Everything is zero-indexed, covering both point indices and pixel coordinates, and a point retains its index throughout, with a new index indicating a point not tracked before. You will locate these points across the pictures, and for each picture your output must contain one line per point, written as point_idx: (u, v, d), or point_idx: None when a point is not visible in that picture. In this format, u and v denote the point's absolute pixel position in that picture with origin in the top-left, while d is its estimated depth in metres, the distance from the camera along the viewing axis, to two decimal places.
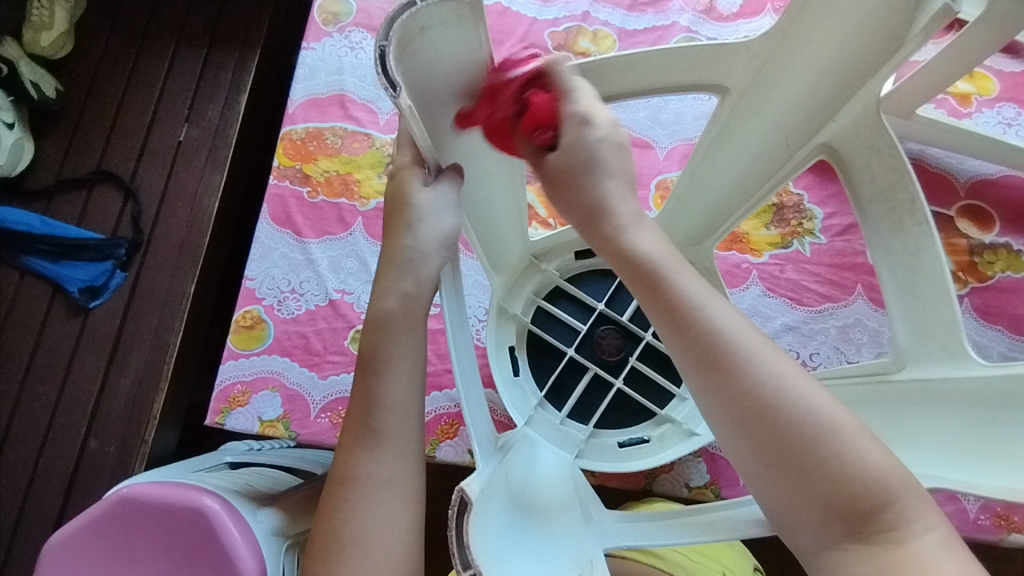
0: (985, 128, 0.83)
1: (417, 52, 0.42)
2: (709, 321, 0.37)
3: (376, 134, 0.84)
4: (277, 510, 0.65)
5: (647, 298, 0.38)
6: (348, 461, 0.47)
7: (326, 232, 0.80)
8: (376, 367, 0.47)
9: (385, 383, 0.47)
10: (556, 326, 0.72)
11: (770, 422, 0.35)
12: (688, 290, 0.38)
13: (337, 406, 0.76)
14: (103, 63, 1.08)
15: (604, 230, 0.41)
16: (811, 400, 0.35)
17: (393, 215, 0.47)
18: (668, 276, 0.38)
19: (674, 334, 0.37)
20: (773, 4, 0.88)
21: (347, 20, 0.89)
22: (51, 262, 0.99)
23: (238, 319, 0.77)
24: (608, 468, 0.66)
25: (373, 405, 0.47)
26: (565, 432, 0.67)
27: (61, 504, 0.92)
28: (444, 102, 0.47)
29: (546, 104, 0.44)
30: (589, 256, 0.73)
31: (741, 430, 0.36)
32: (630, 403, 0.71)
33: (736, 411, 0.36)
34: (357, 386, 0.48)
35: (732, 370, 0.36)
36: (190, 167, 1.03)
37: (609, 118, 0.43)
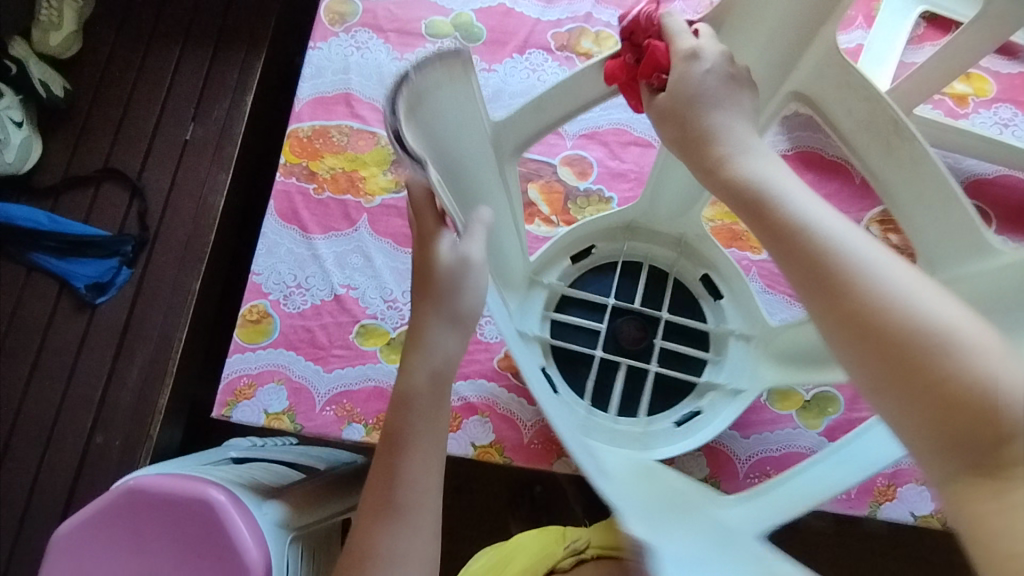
0: (982, 128, 0.85)
1: (421, 120, 0.44)
2: (809, 224, 0.35)
3: (382, 132, 0.85)
4: (282, 502, 0.66)
5: (747, 216, 0.38)
6: (365, 537, 0.48)
7: (332, 229, 0.81)
8: (401, 447, 0.48)
9: (406, 463, 0.48)
10: (573, 331, 0.73)
11: (870, 327, 0.31)
12: (789, 197, 0.37)
13: (342, 399, 0.76)
14: (111, 62, 1.09)
15: (707, 164, 0.42)
16: (933, 302, 0.30)
17: (427, 283, 0.48)
18: (770, 186, 0.38)
19: (774, 244, 0.36)
20: None
21: (353, 20, 0.89)
22: (58, 258, 1.00)
23: (244, 314, 0.78)
24: (669, 453, 0.67)
25: (393, 484, 0.47)
26: (622, 430, 0.68)
27: (67, 497, 0.93)
28: (453, 153, 0.48)
29: (660, 49, 0.47)
30: (585, 257, 0.74)
31: (849, 336, 0.32)
32: (666, 383, 0.73)
33: (844, 316, 0.32)
34: (377, 464, 0.49)
35: (837, 271, 0.32)
36: (197, 164, 1.04)
37: (716, 52, 0.46)
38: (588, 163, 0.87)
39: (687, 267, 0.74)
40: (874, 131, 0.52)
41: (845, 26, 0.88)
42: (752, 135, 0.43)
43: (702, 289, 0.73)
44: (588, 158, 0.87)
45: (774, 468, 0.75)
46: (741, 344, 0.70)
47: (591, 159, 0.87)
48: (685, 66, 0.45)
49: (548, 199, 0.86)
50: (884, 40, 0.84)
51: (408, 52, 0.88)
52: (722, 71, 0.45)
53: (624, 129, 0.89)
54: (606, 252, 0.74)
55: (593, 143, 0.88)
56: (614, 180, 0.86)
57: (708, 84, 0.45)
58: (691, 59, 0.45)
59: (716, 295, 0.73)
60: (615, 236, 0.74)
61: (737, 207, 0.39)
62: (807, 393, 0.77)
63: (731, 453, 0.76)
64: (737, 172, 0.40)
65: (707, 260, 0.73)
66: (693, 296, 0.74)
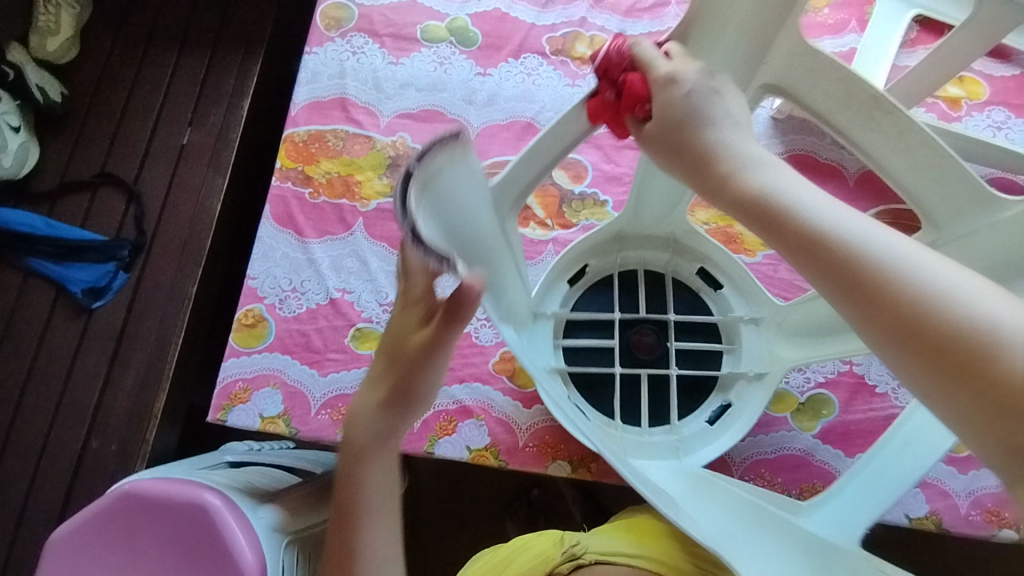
0: (975, 131, 0.85)
1: (429, 206, 0.44)
2: (835, 232, 0.35)
3: (377, 137, 0.85)
4: (277, 506, 0.66)
5: (767, 231, 0.38)
6: None
7: (327, 233, 0.81)
8: (358, 517, 0.52)
9: (363, 534, 0.52)
10: (587, 354, 0.73)
11: (918, 330, 0.31)
12: (809, 207, 0.37)
13: (338, 403, 0.76)
14: (108, 66, 1.09)
15: (714, 180, 0.42)
16: (977, 297, 0.31)
17: (402, 360, 0.48)
18: (783, 196, 0.38)
19: (805, 258, 0.36)
20: None
21: (349, 25, 0.90)
22: (55, 263, 1.00)
23: (240, 318, 0.78)
24: (709, 457, 0.68)
25: (355, 557, 0.51)
26: (656, 442, 0.68)
27: (63, 501, 0.93)
28: (467, 222, 0.49)
29: (638, 81, 0.47)
30: (581, 277, 0.75)
31: (904, 343, 0.32)
32: (687, 384, 0.73)
33: (897, 322, 0.32)
34: (336, 535, 0.52)
35: (879, 279, 0.33)
36: (194, 168, 1.04)
37: (693, 70, 0.46)
38: (583, 167, 0.87)
39: (683, 264, 0.74)
40: (865, 137, 0.52)
41: (838, 29, 0.88)
42: (755, 145, 0.43)
43: (701, 283, 0.74)
44: (583, 161, 0.88)
45: (769, 471, 0.75)
46: (754, 329, 0.71)
47: (586, 162, 0.87)
48: (666, 91, 0.45)
49: (543, 202, 0.86)
50: (876, 44, 0.85)
51: (404, 56, 0.89)
52: (704, 87, 0.45)
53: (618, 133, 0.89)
54: (600, 267, 0.74)
55: (588, 147, 0.88)
56: (609, 183, 0.87)
57: (697, 104, 0.45)
58: (671, 84, 0.45)
59: (715, 287, 0.74)
60: (607, 249, 0.74)
61: (752, 222, 0.39)
62: (801, 395, 0.77)
63: (728, 456, 0.76)
64: (748, 185, 0.40)
65: (700, 254, 0.74)
66: (694, 291, 0.74)
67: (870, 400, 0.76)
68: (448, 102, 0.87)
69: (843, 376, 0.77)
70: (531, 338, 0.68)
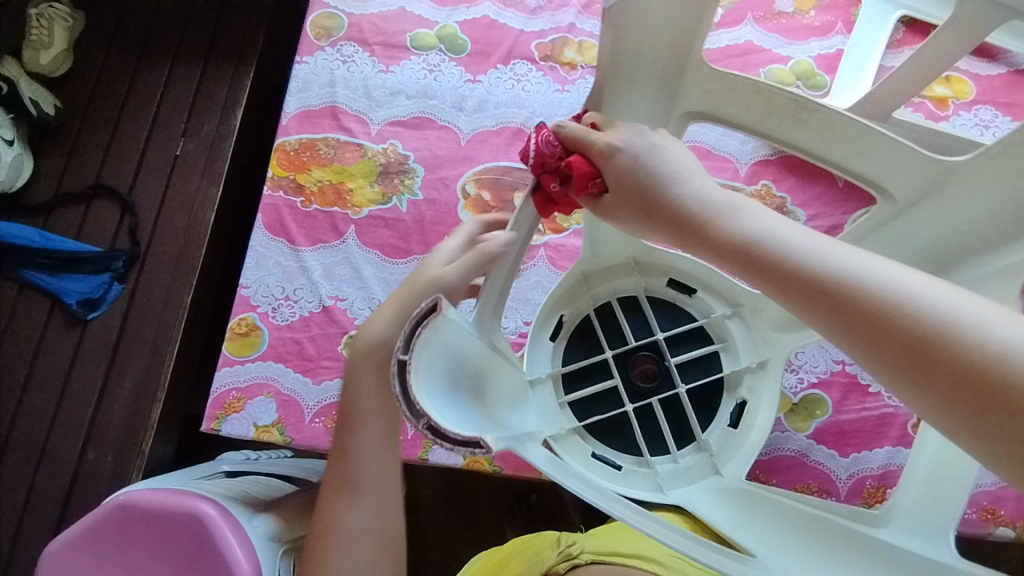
0: (962, 130, 0.85)
1: (435, 379, 0.41)
2: (834, 268, 0.36)
3: (368, 144, 0.86)
4: (273, 516, 0.66)
5: (756, 274, 0.39)
6: (328, 513, 0.59)
7: (319, 241, 0.82)
8: (351, 421, 0.60)
9: (358, 436, 0.59)
10: (595, 403, 0.71)
11: (937, 354, 0.32)
12: (794, 247, 0.38)
13: (331, 410, 0.76)
14: (101, 79, 1.10)
15: (694, 229, 0.43)
16: (987, 316, 0.32)
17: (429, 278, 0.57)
18: (772, 240, 0.39)
19: (801, 297, 0.37)
20: (755, 14, 0.90)
21: (338, 35, 0.90)
22: (49, 275, 1.00)
23: (232, 327, 0.78)
24: (744, 462, 0.68)
25: (349, 460, 0.59)
26: (686, 465, 0.68)
27: (60, 514, 0.93)
28: (469, 346, 0.47)
29: (582, 162, 0.49)
30: (559, 331, 0.74)
31: (916, 374, 0.32)
32: (700, 394, 0.72)
33: (905, 353, 0.33)
34: (336, 442, 0.61)
35: (886, 311, 0.33)
36: (187, 179, 1.05)
37: (635, 134, 0.48)
38: None
39: (652, 280, 0.74)
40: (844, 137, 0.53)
41: (825, 32, 0.89)
42: (724, 189, 0.45)
43: (675, 292, 0.74)
44: None
45: (764, 472, 0.76)
46: (739, 322, 0.72)
47: None
48: (603, 168, 0.49)
49: None
50: (862, 47, 0.86)
51: (394, 65, 0.89)
52: (648, 147, 0.47)
53: None
54: (575, 313, 0.74)
55: None
56: None
57: (656, 161, 0.46)
58: (615, 153, 0.48)
59: (689, 292, 0.74)
60: (574, 289, 0.74)
61: (740, 267, 0.40)
62: (795, 395, 0.77)
63: None
64: (730, 230, 0.41)
65: (665, 266, 0.74)
66: (672, 302, 0.74)
67: (863, 399, 0.76)
68: (438, 109, 0.87)
69: (836, 376, 0.77)
70: (540, 414, 0.68)
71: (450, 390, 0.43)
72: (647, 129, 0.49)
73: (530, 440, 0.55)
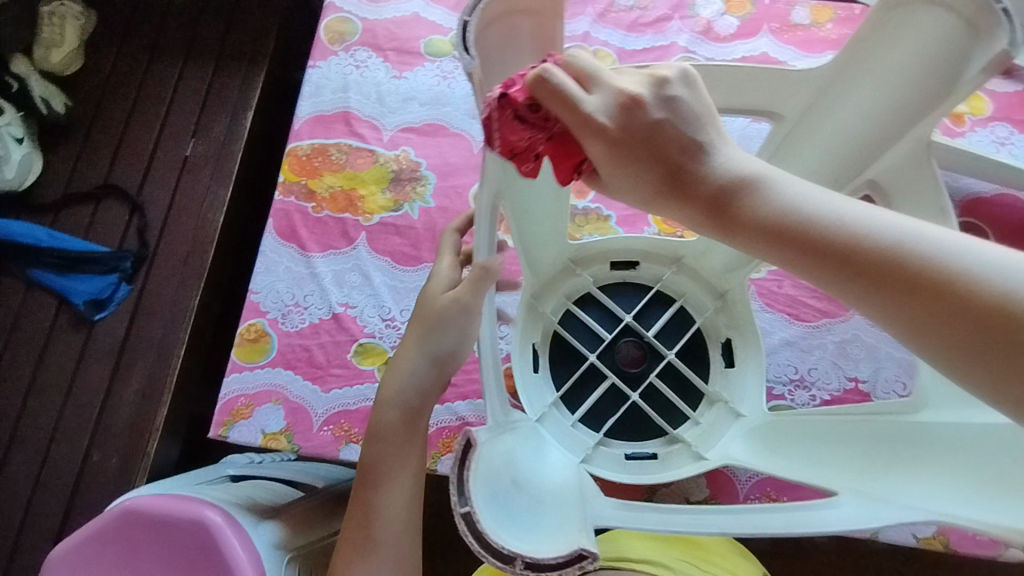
0: (978, 146, 0.85)
1: (496, 516, 0.40)
2: (877, 244, 0.34)
3: (380, 150, 0.85)
4: (278, 524, 0.66)
5: (820, 266, 0.35)
6: (348, 571, 0.54)
7: (330, 247, 0.81)
8: (374, 478, 0.55)
9: (383, 491, 0.55)
10: (605, 408, 0.73)
11: (991, 332, 0.31)
12: (864, 237, 0.34)
13: (340, 419, 0.75)
14: (111, 78, 1.10)
15: (729, 217, 0.39)
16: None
17: (428, 327, 0.54)
18: (807, 218, 0.36)
19: (877, 293, 0.34)
20: (771, 25, 0.89)
21: (352, 39, 0.90)
22: (57, 274, 1.00)
23: (242, 332, 0.78)
24: (756, 391, 0.69)
25: (369, 516, 0.54)
26: (707, 423, 0.69)
27: (63, 516, 0.92)
28: (496, 452, 0.46)
29: (558, 149, 0.45)
30: (539, 358, 0.74)
31: (989, 359, 0.31)
32: (688, 350, 0.74)
33: (990, 344, 0.31)
34: (357, 498, 0.55)
35: (935, 289, 0.32)
36: (196, 180, 1.04)
37: (646, 82, 0.41)
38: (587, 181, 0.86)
39: (596, 271, 0.76)
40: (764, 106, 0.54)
41: (841, 45, 0.88)
42: (757, 165, 0.39)
43: (621, 272, 0.76)
44: None
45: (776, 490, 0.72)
46: (690, 273, 0.75)
47: None
48: (586, 145, 0.42)
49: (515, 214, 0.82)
50: None
51: (407, 71, 0.89)
52: (669, 94, 0.41)
53: None
54: (545, 334, 0.74)
55: None
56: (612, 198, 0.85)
57: (676, 138, 0.40)
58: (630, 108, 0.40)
59: (633, 266, 0.76)
60: (531, 318, 0.74)
61: (798, 258, 0.36)
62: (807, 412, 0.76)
63: (731, 473, 0.73)
64: (768, 211, 0.37)
65: (600, 254, 0.76)
66: (623, 282, 0.76)
67: None
68: (451, 116, 0.87)
69: (849, 394, 0.76)
70: (561, 444, 0.67)
71: (510, 515, 0.42)
72: (647, 95, 0.41)
73: (559, 489, 0.51)
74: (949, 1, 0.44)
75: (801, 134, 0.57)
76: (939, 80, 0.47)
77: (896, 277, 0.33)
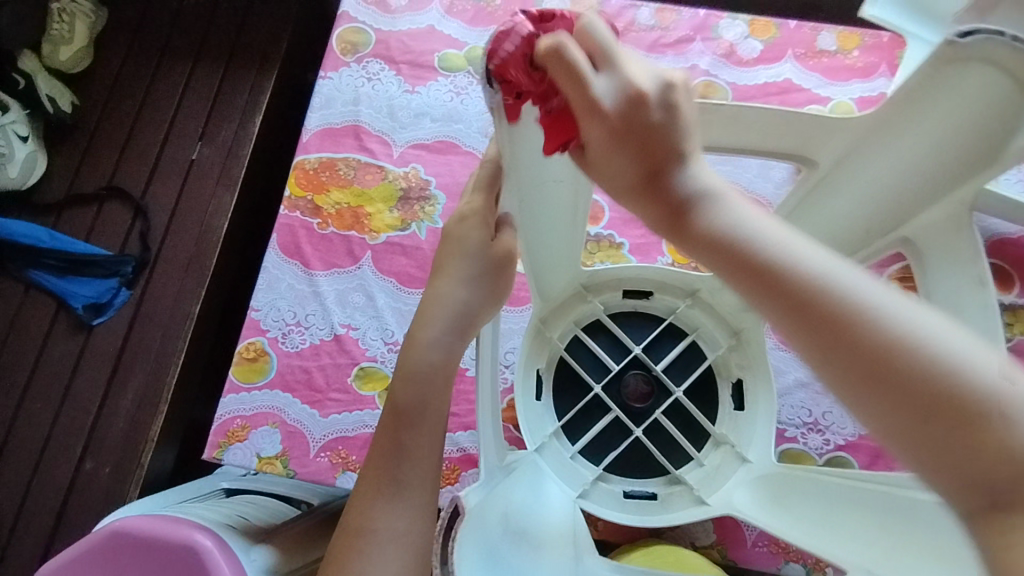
0: (1006, 185, 0.82)
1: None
2: (804, 268, 0.32)
3: (389, 167, 0.83)
4: (272, 546, 0.60)
5: (751, 279, 0.33)
6: (365, 512, 0.46)
7: (334, 265, 0.79)
8: (412, 420, 0.47)
9: (421, 432, 0.47)
10: (606, 441, 0.70)
11: (893, 373, 0.28)
12: (819, 263, 0.32)
13: (338, 445, 0.73)
14: (120, 78, 1.08)
15: (687, 224, 0.37)
16: (949, 340, 0.28)
17: (462, 266, 0.47)
18: (746, 234, 0.34)
19: (810, 326, 0.30)
20: (798, 51, 0.87)
21: (365, 50, 0.88)
22: (57, 277, 0.99)
23: (241, 351, 0.76)
24: (767, 439, 0.66)
25: (401, 455, 0.47)
26: (710, 467, 0.67)
27: (53, 525, 0.90)
28: (483, 509, 0.47)
29: (552, 121, 0.41)
30: (541, 384, 0.72)
31: (886, 397, 0.28)
32: (696, 386, 0.72)
33: (888, 384, 0.28)
34: (388, 435, 0.48)
35: (849, 319, 0.30)
36: (201, 185, 1.03)
37: (647, 77, 0.39)
38: (601, 207, 0.83)
39: (608, 298, 0.73)
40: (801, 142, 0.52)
41: (868, 73, 0.85)
42: (730, 186, 0.38)
43: (634, 301, 0.73)
44: (600, 202, 0.84)
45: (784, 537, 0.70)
46: (705, 306, 0.72)
47: (604, 203, 0.84)
48: (584, 126, 0.39)
49: None
50: None
51: (420, 85, 0.86)
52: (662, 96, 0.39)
53: None
54: (549, 359, 0.72)
55: None
56: (626, 226, 0.82)
57: (663, 137, 0.38)
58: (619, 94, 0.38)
59: (646, 295, 0.73)
60: (539, 341, 0.71)
61: (733, 268, 0.34)
62: (820, 457, 0.74)
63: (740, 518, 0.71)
64: (713, 222, 0.36)
65: (614, 280, 0.73)
66: (634, 311, 0.73)
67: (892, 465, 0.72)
68: (463, 134, 0.85)
69: (863, 440, 0.74)
70: (558, 477, 0.66)
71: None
72: (654, 91, 0.39)
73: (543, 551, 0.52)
74: (1003, 60, 0.44)
75: (835, 181, 0.56)
76: (989, 135, 0.47)
77: (824, 306, 0.30)
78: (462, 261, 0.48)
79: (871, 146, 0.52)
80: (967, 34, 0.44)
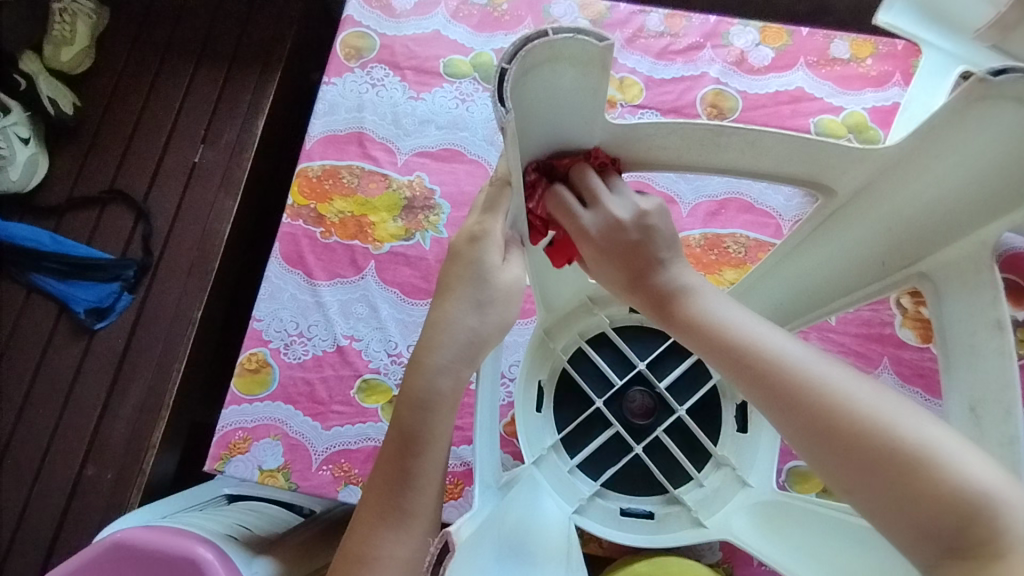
0: None
1: None
2: (764, 348, 0.39)
3: (393, 175, 0.82)
4: (273, 559, 0.59)
5: (722, 357, 0.41)
6: (362, 538, 0.46)
7: (337, 275, 0.78)
8: (414, 447, 0.45)
9: (422, 460, 0.46)
10: (605, 456, 0.70)
11: (836, 435, 0.34)
12: (778, 347, 0.38)
13: (340, 458, 0.73)
14: (122, 80, 1.07)
15: (671, 312, 0.45)
16: (882, 406, 0.34)
17: (467, 287, 0.46)
18: (717, 321, 0.42)
19: (769, 397, 0.37)
20: (810, 58, 0.85)
21: (370, 56, 0.86)
22: (58, 281, 0.98)
23: (243, 361, 0.75)
24: (768, 464, 0.66)
25: (406, 483, 0.46)
26: (710, 489, 0.66)
27: (55, 531, 0.90)
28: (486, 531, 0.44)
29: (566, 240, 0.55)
30: (542, 397, 0.71)
31: (832, 454, 0.34)
32: (701, 404, 0.71)
33: (831, 444, 0.35)
34: (388, 459, 0.47)
35: (799, 390, 0.36)
36: (203, 189, 1.02)
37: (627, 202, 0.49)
38: None
39: (614, 312, 0.72)
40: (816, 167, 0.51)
41: (881, 82, 0.84)
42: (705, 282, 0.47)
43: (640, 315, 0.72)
44: None
45: None
46: None
47: None
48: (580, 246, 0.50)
49: None
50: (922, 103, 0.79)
51: (425, 91, 0.85)
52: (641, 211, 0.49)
53: (644, 181, 0.84)
54: (551, 372, 0.71)
55: None
56: None
57: (642, 242, 0.48)
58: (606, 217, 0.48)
59: None
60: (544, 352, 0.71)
61: (707, 349, 0.42)
62: None
63: None
64: (690, 311, 0.44)
65: None
66: (640, 326, 0.72)
67: None
68: (468, 142, 0.84)
69: None
70: (555, 492, 0.66)
71: None
72: (631, 212, 0.48)
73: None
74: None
75: (854, 210, 0.54)
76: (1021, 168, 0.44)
77: (780, 379, 0.37)
78: (472, 284, 0.46)
79: (893, 178, 0.50)
80: (1000, 72, 0.41)
